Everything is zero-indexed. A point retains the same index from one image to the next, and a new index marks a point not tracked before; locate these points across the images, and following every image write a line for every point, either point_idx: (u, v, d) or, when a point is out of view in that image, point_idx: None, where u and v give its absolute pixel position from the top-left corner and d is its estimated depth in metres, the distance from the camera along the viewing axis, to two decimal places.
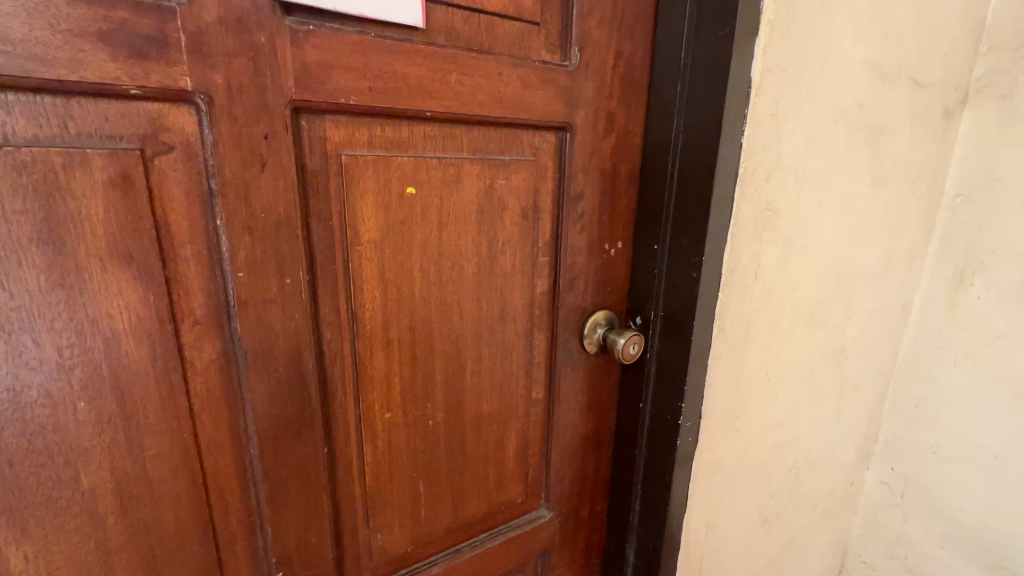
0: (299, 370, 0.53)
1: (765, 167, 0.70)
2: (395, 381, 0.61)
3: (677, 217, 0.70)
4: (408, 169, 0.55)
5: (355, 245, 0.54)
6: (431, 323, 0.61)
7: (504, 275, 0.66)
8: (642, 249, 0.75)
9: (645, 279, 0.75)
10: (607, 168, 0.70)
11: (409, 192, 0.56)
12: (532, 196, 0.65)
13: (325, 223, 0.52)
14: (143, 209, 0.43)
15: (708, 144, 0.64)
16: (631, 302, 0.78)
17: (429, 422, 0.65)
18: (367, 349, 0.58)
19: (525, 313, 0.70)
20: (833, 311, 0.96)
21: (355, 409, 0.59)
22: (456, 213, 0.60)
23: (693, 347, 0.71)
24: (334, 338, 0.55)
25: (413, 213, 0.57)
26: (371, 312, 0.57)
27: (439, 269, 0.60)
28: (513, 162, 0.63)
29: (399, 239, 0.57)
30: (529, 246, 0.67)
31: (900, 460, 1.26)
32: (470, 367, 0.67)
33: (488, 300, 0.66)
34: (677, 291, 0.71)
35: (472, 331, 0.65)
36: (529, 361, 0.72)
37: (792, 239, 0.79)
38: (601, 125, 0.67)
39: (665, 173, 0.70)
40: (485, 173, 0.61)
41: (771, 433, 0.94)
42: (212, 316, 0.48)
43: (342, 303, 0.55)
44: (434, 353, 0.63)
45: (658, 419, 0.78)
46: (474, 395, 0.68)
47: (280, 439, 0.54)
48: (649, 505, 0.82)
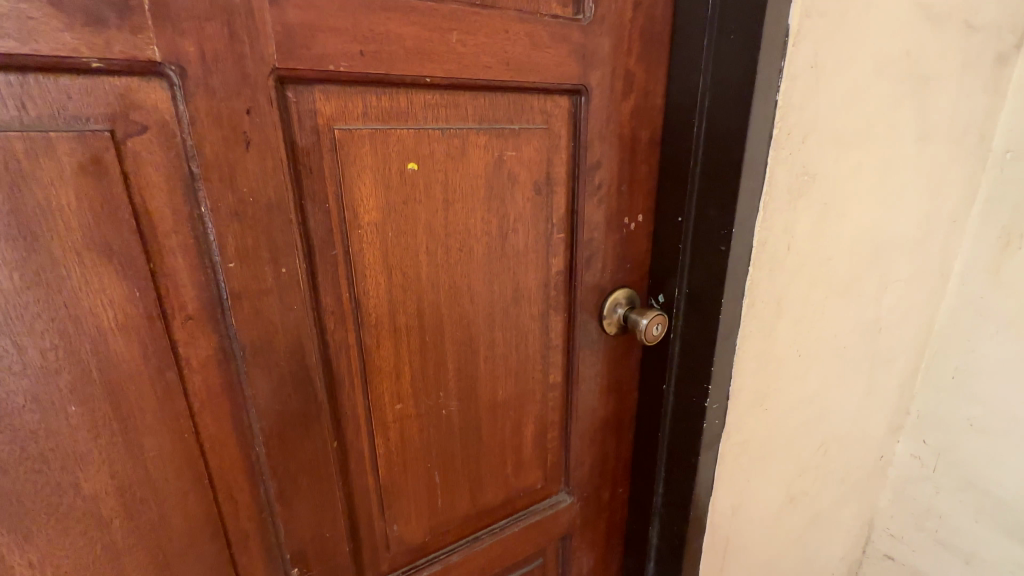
0: (303, 364, 0.50)
1: (802, 126, 0.63)
2: (405, 370, 0.58)
3: (704, 187, 0.64)
4: (408, 143, 0.50)
5: (356, 228, 0.50)
6: (441, 309, 0.58)
7: (517, 255, 0.62)
8: (664, 223, 0.69)
9: (669, 254, 0.70)
10: (626, 134, 0.64)
11: (410, 168, 0.51)
12: (545, 167, 0.60)
13: (321, 206, 0.48)
14: (120, 198, 0.39)
15: (740, 105, 0.58)
16: (653, 280, 0.73)
17: (442, 411, 0.62)
18: (374, 339, 0.54)
19: (540, 294, 0.66)
20: (868, 281, 0.90)
21: (364, 401, 0.56)
22: (462, 189, 0.55)
23: (721, 326, 0.67)
24: (337, 329, 0.52)
25: (418, 192, 0.52)
26: (376, 300, 0.53)
27: (447, 252, 0.56)
28: (524, 131, 0.57)
29: (402, 221, 0.52)
30: (542, 223, 0.62)
31: (932, 433, 1.21)
32: (483, 354, 0.63)
33: (501, 282, 0.62)
34: (705, 267, 0.66)
35: (484, 316, 0.62)
36: (545, 345, 0.69)
37: (828, 207, 0.73)
38: (619, 86, 0.61)
39: (690, 138, 0.64)
40: (493, 144, 0.56)
41: (800, 410, 0.90)
42: (205, 311, 0.45)
43: (345, 291, 0.51)
44: (446, 341, 0.59)
45: (683, 401, 0.74)
46: (489, 383, 0.65)
47: (288, 435, 0.52)
48: (673, 489, 0.79)
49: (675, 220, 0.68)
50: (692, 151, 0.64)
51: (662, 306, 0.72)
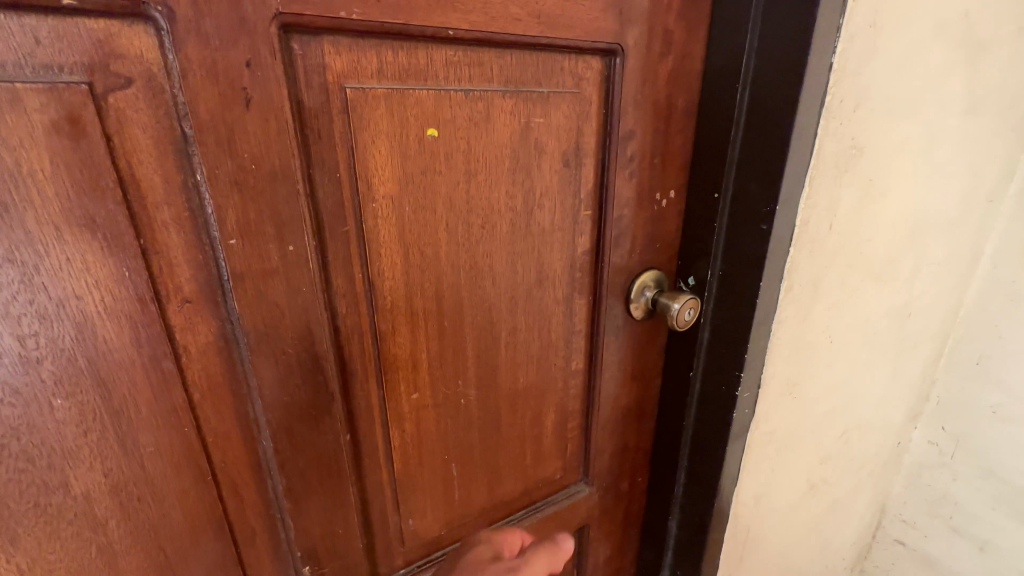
0: (313, 352, 0.46)
1: (856, 93, 0.58)
2: (422, 358, 0.53)
3: (746, 160, 0.59)
4: (427, 106, 0.45)
5: (369, 202, 0.45)
6: (461, 292, 0.53)
7: (542, 233, 0.57)
8: (697, 199, 0.64)
9: (703, 233, 0.65)
10: (661, 101, 0.58)
11: (430, 135, 0.46)
12: (574, 136, 0.55)
13: (331, 175, 0.42)
14: (103, 163, 0.34)
15: (792, 67, 0.53)
16: (682, 261, 0.68)
17: (461, 400, 0.58)
18: (389, 324, 0.50)
19: (565, 276, 0.61)
20: (904, 264, 0.85)
21: (379, 390, 0.52)
22: (486, 159, 0.50)
23: (757, 312, 0.62)
24: (349, 313, 0.47)
25: (438, 162, 0.47)
26: (392, 282, 0.49)
27: (468, 229, 0.51)
28: (553, 95, 0.52)
29: (421, 194, 0.47)
30: (570, 199, 0.57)
31: (952, 419, 1.18)
32: (504, 340, 0.59)
33: (525, 263, 0.57)
34: (742, 248, 0.61)
35: (506, 300, 0.57)
36: (569, 330, 0.64)
37: (872, 183, 0.68)
38: (656, 46, 0.55)
39: (732, 106, 0.58)
40: (520, 109, 0.50)
41: (828, 398, 0.86)
42: (204, 293, 0.40)
43: (357, 271, 0.46)
44: (465, 327, 0.55)
45: (711, 389, 0.70)
46: (510, 371, 0.61)
47: (297, 428, 0.47)
48: (697, 479, 0.76)
49: (711, 196, 0.63)
50: (733, 120, 0.58)
51: (692, 289, 0.68)
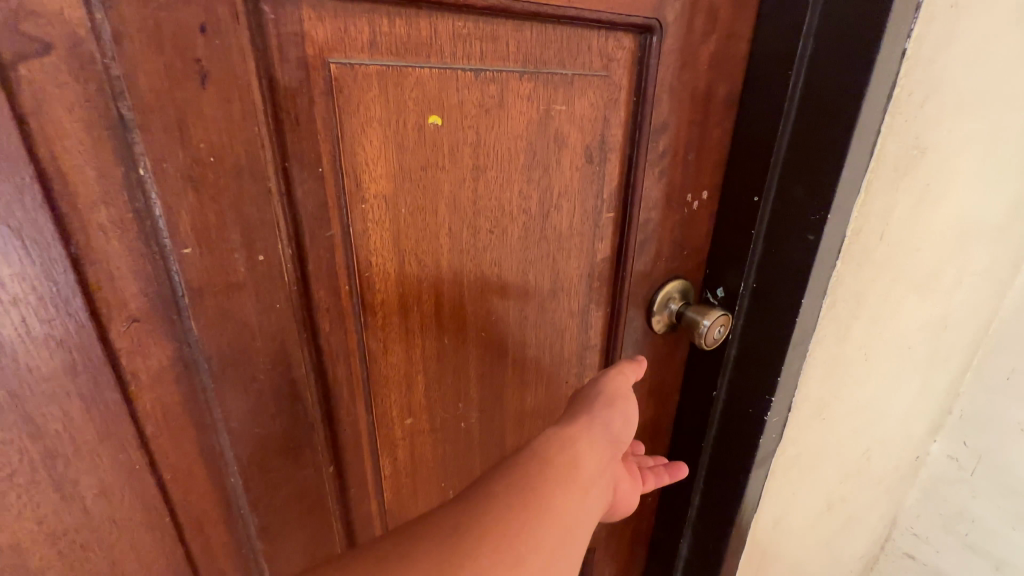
0: (289, 376, 0.39)
1: (925, 85, 0.50)
2: (418, 379, 0.47)
3: (794, 161, 0.51)
4: (430, 89, 0.37)
5: (358, 202, 0.38)
6: (465, 305, 0.46)
7: (558, 239, 0.49)
8: (733, 202, 0.57)
9: (736, 240, 0.57)
10: (700, 88, 0.50)
11: (433, 123, 0.38)
12: (599, 127, 0.47)
13: (312, 171, 0.35)
14: (14, 149, 0.26)
15: (861, 53, 0.45)
16: (710, 270, 0.61)
17: (462, 423, 0.52)
18: (381, 341, 0.43)
19: (582, 284, 0.54)
20: (947, 275, 0.78)
21: (368, 415, 0.45)
22: (497, 153, 0.42)
23: (795, 331, 0.55)
24: (334, 331, 0.40)
25: (440, 156, 0.40)
26: (384, 295, 0.42)
27: (474, 234, 0.44)
28: (578, 79, 0.44)
29: (420, 194, 0.40)
30: (591, 199, 0.50)
31: (975, 434, 1.12)
32: (512, 357, 0.52)
33: (538, 271, 0.50)
34: (781, 260, 0.54)
35: (516, 313, 0.50)
36: (583, 344, 0.58)
37: (928, 189, 0.60)
38: (699, 24, 0.47)
39: (782, 96, 0.50)
40: (539, 94, 0.42)
41: (855, 417, 0.80)
42: (157, 312, 0.33)
43: (343, 283, 0.39)
44: (469, 342, 0.48)
45: (736, 412, 0.63)
46: (517, 389, 0.54)
47: (272, 461, 0.41)
48: (713, 504, 0.70)
49: (750, 200, 0.55)
50: (782, 113, 0.50)
51: (719, 302, 0.61)
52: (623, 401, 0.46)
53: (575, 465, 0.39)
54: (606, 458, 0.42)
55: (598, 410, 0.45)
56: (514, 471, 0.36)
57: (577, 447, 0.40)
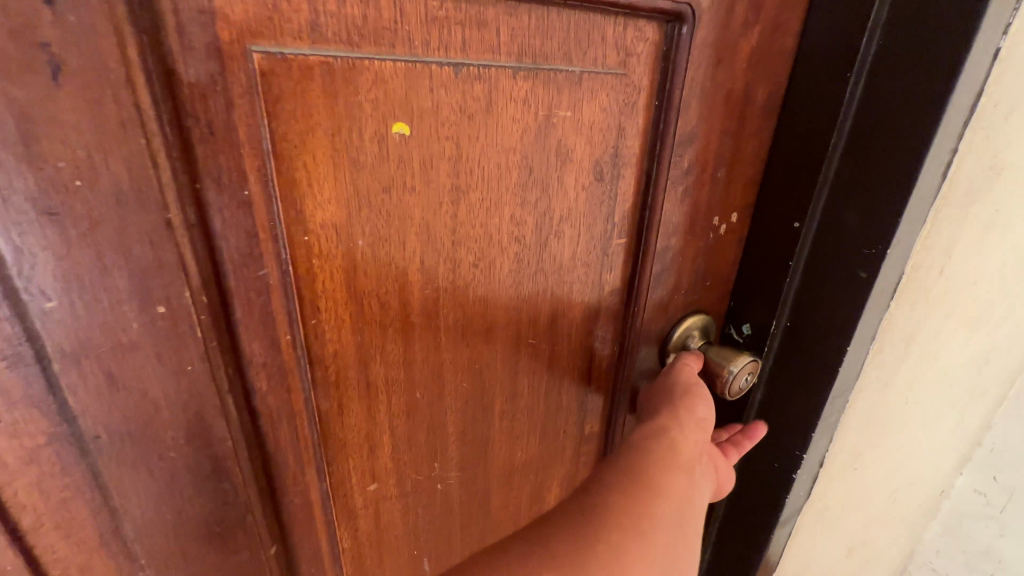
0: (213, 449, 0.31)
1: (1012, 93, 0.41)
2: (384, 437, 0.38)
3: (848, 183, 0.42)
4: (395, 88, 0.29)
5: (298, 232, 0.29)
6: (441, 353, 0.38)
7: (559, 269, 0.41)
8: (766, 229, 0.48)
9: (769, 274, 0.48)
10: (736, 90, 0.41)
11: (399, 132, 0.30)
12: (612, 136, 0.38)
13: (234, 194, 0.27)
14: None
15: (945, 53, 0.36)
16: (733, 305, 0.52)
17: (437, 484, 0.43)
18: (335, 399, 0.35)
19: (586, 321, 0.45)
20: (999, 307, 0.69)
21: (320, 483, 0.37)
22: (482, 169, 0.34)
23: (838, 382, 0.47)
24: (273, 390, 0.32)
25: (408, 175, 0.31)
26: (338, 343, 0.33)
27: (453, 269, 0.35)
28: (587, 77, 0.35)
29: (382, 220, 0.31)
30: (600, 222, 0.41)
31: (1009, 469, 0.94)
32: (500, 408, 0.44)
33: (534, 307, 0.41)
34: (825, 300, 0.45)
35: (504, 359, 0.42)
36: (585, 388, 0.49)
37: (996, 215, 0.51)
38: (740, 11, 0.38)
39: (836, 104, 0.41)
40: (538, 97, 0.34)
41: (887, 460, 0.71)
42: (19, 382, 0.24)
43: (283, 333, 0.31)
44: (448, 392, 0.40)
45: (759, 464, 0.55)
46: (506, 442, 0.46)
47: (194, 548, 0.33)
48: (727, 561, 0.62)
49: (789, 225, 0.46)
50: (835, 125, 0.41)
51: (743, 344, 0.52)
52: (700, 386, 0.45)
53: (673, 453, 0.40)
54: (700, 444, 0.43)
55: (679, 396, 0.45)
56: (622, 464, 0.38)
57: (674, 436, 0.41)
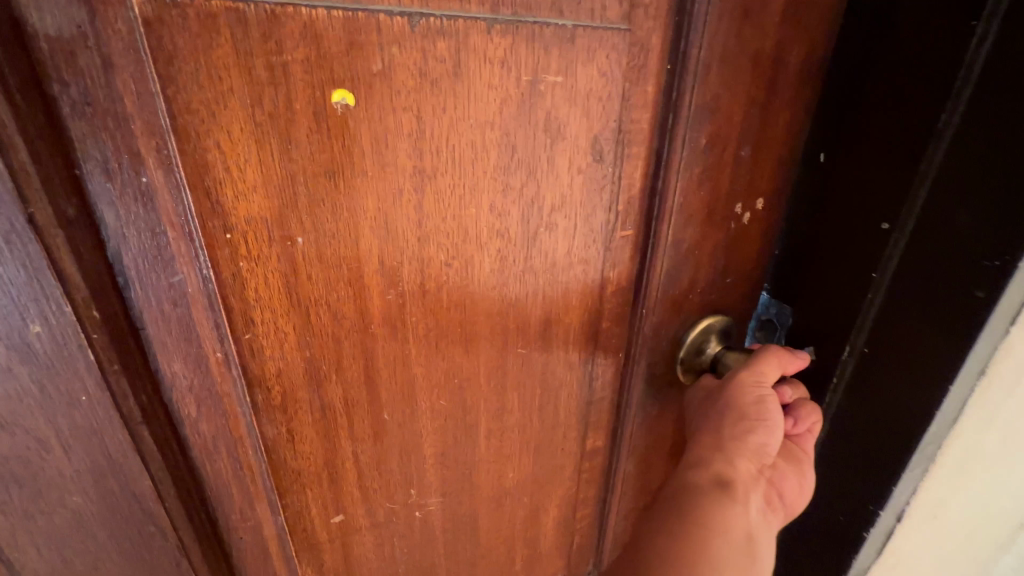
0: (131, 484, 0.26)
1: None
2: (348, 464, 0.33)
3: (951, 178, 0.33)
4: (332, 45, 0.23)
5: (218, 229, 0.24)
6: (412, 368, 0.32)
7: (552, 267, 0.35)
8: (821, 227, 0.40)
9: (826, 284, 0.40)
10: (766, 49, 0.34)
11: (343, 101, 0.24)
12: (615, 106, 0.32)
13: (129, 180, 0.21)
14: None
15: None
16: (772, 313, 0.44)
17: (416, 513, 0.38)
18: (283, 424, 0.30)
19: (587, 325, 0.39)
20: None
21: (274, 518, 0.32)
22: (453, 149, 0.27)
23: (929, 428, 0.38)
24: (206, 417, 0.27)
25: (355, 155, 0.25)
26: (282, 359, 0.28)
27: (420, 271, 0.30)
28: (582, 32, 0.28)
29: (326, 213, 0.26)
30: (602, 210, 0.35)
31: None
32: (486, 427, 0.38)
33: (524, 312, 0.35)
34: (908, 323, 0.37)
35: (488, 372, 0.36)
36: (589, 402, 0.42)
37: None
38: None
39: (946, 73, 0.32)
40: (521, 58, 0.27)
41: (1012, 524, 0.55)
42: None
43: (211, 350, 0.26)
44: (422, 411, 0.34)
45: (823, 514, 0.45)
46: (496, 463, 0.40)
47: None
48: None
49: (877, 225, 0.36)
50: (948, 102, 0.32)
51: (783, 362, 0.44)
52: (768, 402, 0.36)
53: (708, 507, 0.34)
54: (753, 472, 0.36)
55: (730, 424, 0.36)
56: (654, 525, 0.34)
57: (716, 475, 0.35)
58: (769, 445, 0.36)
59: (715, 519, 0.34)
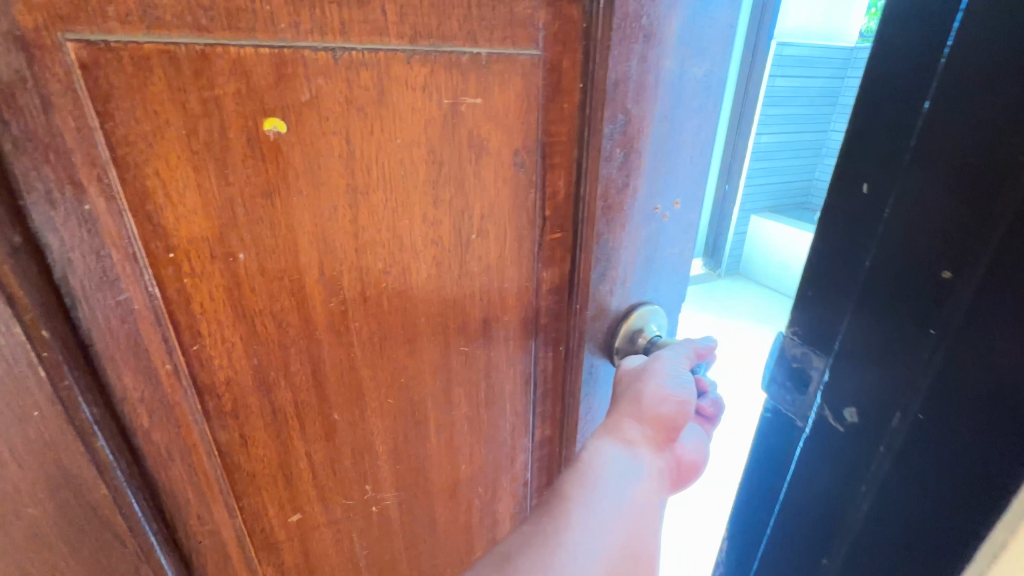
0: (86, 493, 0.28)
1: None
2: (302, 464, 0.35)
3: None
4: (261, 80, 0.25)
5: (161, 250, 0.26)
6: (358, 370, 0.35)
7: (487, 271, 0.38)
8: (842, 274, 0.31)
9: (847, 346, 0.32)
10: None
11: (274, 129, 0.26)
12: (533, 123, 0.35)
13: (73, 208, 0.24)
14: None
15: None
16: (795, 367, 0.35)
17: (373, 508, 0.40)
18: (235, 430, 0.32)
19: (525, 323, 0.42)
20: None
21: (232, 520, 0.34)
22: (383, 168, 0.30)
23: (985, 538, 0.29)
24: (158, 425, 0.29)
25: (290, 177, 0.27)
26: (229, 368, 0.30)
27: (359, 280, 0.32)
28: (497, 59, 0.32)
29: (265, 231, 0.28)
30: (529, 217, 0.38)
31: None
32: (435, 422, 0.40)
33: (463, 314, 0.38)
34: (977, 421, 0.27)
35: (433, 371, 0.38)
36: (534, 395, 0.45)
37: None
38: None
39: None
40: (442, 83, 0.30)
41: None
42: None
43: (161, 362, 0.28)
44: (372, 410, 0.37)
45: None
46: (448, 456, 0.43)
47: None
48: None
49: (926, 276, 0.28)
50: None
51: (764, 430, 0.38)
52: (678, 376, 0.38)
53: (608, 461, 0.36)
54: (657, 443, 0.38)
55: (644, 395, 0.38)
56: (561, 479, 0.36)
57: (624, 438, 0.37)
58: (681, 425, 0.38)
59: (612, 473, 0.35)
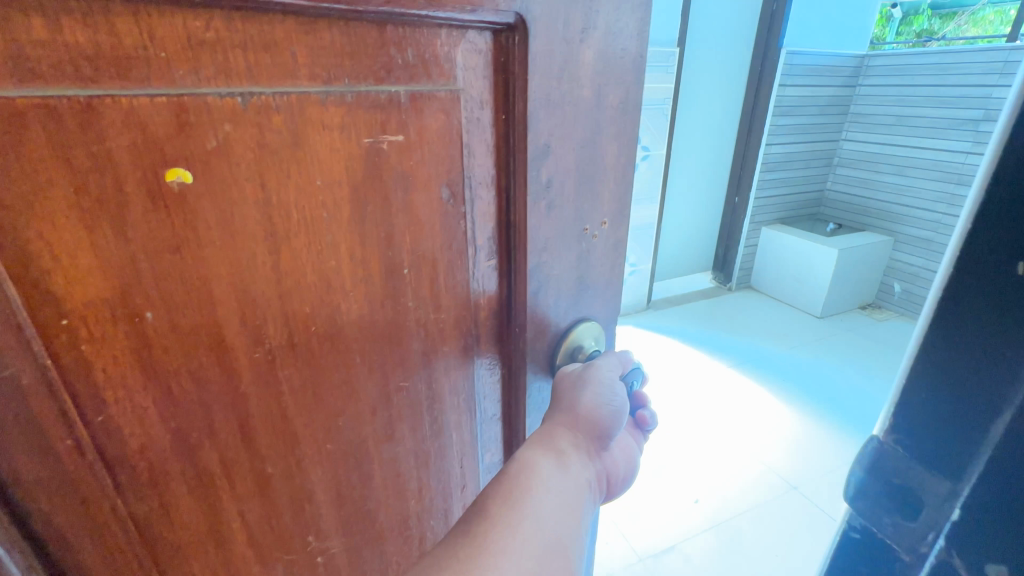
0: None
1: None
2: (234, 525, 0.33)
3: None
4: (159, 130, 0.24)
5: (51, 317, 0.24)
6: (291, 420, 0.33)
7: (423, 304, 0.37)
8: (972, 406, 0.27)
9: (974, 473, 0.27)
10: None
11: (179, 180, 0.25)
12: (458, 156, 0.35)
13: None
14: None
15: None
16: (898, 484, 0.31)
17: (319, 558, 0.39)
18: (154, 500, 0.29)
19: (467, 351, 0.42)
20: None
21: None
22: (304, 211, 0.29)
23: None
24: (61, 505, 0.26)
25: (200, 228, 0.26)
26: (143, 436, 0.28)
27: (286, 326, 0.31)
28: (417, 97, 0.32)
29: (176, 286, 0.26)
30: (463, 247, 0.38)
31: None
32: (380, 462, 0.39)
33: (402, 349, 0.37)
34: None
35: (373, 410, 0.37)
36: (480, 420, 0.46)
37: None
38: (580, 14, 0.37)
39: None
40: (361, 123, 0.30)
41: None
42: None
43: (59, 436, 0.25)
44: (310, 458, 0.35)
45: None
46: (396, 494, 0.42)
47: None
48: None
49: None
50: None
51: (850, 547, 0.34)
52: (613, 386, 0.40)
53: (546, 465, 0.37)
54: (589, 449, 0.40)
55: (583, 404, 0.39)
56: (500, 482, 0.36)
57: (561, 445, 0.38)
58: (612, 432, 0.40)
59: (551, 476, 0.36)
